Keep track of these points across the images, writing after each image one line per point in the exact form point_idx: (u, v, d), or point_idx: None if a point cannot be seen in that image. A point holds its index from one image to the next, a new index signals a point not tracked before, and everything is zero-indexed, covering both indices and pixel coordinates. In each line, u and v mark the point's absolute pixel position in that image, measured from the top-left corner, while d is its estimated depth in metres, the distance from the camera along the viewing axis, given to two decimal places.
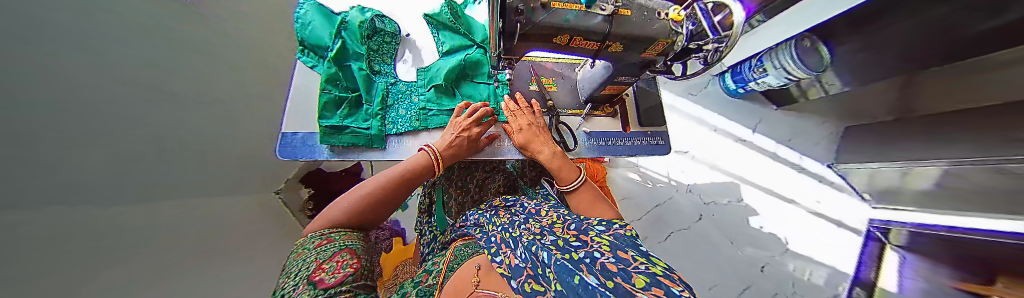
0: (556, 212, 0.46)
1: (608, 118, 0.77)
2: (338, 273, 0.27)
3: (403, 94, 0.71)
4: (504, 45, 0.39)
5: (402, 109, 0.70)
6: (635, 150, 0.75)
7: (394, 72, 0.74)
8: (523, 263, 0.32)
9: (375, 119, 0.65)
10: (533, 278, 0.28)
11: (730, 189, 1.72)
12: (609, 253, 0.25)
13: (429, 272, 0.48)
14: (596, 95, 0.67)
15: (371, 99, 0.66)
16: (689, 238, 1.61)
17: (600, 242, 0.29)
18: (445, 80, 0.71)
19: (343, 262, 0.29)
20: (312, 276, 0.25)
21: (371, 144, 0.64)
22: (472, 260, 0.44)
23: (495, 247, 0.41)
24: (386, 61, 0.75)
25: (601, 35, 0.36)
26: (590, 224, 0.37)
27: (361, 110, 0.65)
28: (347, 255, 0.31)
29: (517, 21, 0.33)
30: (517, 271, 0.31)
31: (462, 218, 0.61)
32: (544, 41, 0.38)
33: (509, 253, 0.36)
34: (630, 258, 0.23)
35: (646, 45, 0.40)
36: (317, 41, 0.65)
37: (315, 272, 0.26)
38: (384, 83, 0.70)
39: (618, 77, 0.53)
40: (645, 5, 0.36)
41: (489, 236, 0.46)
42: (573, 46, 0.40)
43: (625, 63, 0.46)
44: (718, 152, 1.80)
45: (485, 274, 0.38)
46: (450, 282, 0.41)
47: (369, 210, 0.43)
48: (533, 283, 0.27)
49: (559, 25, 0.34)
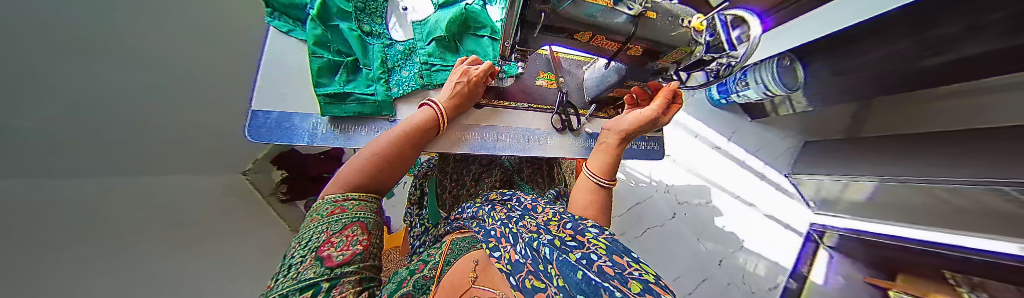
0: (552, 210, 0.46)
1: (609, 120, 0.77)
2: (346, 250, 0.27)
3: (402, 55, 0.65)
4: (521, 35, 0.36)
5: (406, 70, 0.64)
6: (631, 153, 0.78)
7: (388, 33, 0.68)
8: (523, 259, 0.32)
9: (378, 83, 0.59)
10: (533, 274, 0.27)
11: (703, 191, 1.86)
12: (605, 256, 0.24)
13: (425, 261, 0.48)
14: (603, 96, 0.66)
15: (369, 63, 0.60)
16: (662, 233, 1.74)
17: (596, 244, 0.28)
18: (445, 32, 0.67)
19: (353, 237, 0.29)
20: (321, 250, 0.26)
21: (379, 112, 0.58)
22: (471, 254, 0.44)
23: (493, 241, 0.40)
24: (376, 21, 0.67)
25: (625, 36, 0.35)
26: (585, 221, 0.37)
27: (360, 75, 0.59)
28: (357, 230, 0.31)
29: (542, 11, 0.31)
30: (517, 266, 0.31)
31: (456, 211, 0.59)
32: (565, 36, 0.36)
33: (509, 248, 0.36)
34: (628, 263, 0.21)
35: (663, 51, 0.40)
36: (289, 0, 0.58)
37: (324, 246, 0.26)
38: (379, 45, 0.64)
39: (628, 80, 0.52)
40: (669, 10, 0.35)
41: (487, 230, 0.45)
42: (592, 45, 0.38)
43: (641, 67, 0.46)
44: (695, 157, 1.94)
45: (483, 269, 0.38)
46: (448, 277, 0.41)
47: (386, 167, 0.42)
48: (534, 279, 0.26)
49: (583, 19, 0.32)
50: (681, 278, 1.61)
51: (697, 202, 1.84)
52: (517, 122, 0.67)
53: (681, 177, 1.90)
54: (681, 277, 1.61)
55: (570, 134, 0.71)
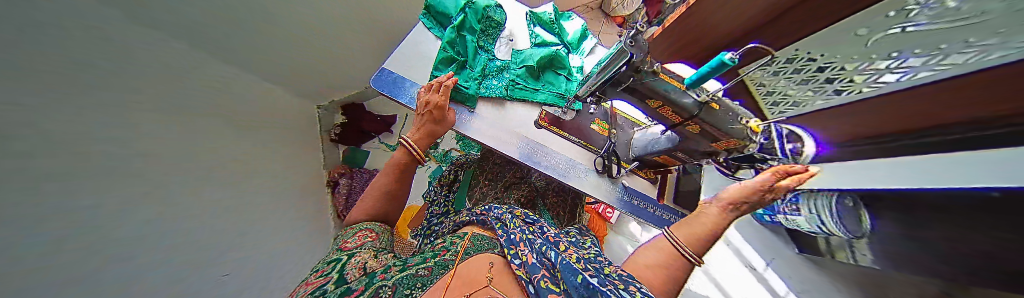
0: (575, 251, 0.47)
1: (648, 181, 0.80)
2: (359, 243, 0.44)
3: (498, 69, 0.81)
4: (602, 85, 0.45)
5: (496, 80, 0.79)
6: (658, 221, 0.75)
7: (494, 50, 0.85)
8: (539, 266, 0.38)
9: (473, 82, 0.74)
10: (545, 277, 0.36)
11: None
12: None
13: (447, 249, 0.47)
14: (647, 158, 0.69)
15: (473, 66, 0.77)
16: None
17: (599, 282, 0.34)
18: (536, 63, 0.81)
19: (362, 237, 0.46)
20: (341, 247, 0.43)
21: (465, 101, 0.72)
22: (485, 255, 0.44)
23: (514, 246, 0.43)
24: (490, 40, 0.86)
25: (689, 113, 0.41)
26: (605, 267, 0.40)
27: (464, 72, 0.76)
28: (365, 233, 0.47)
29: (631, 77, 0.40)
30: (534, 270, 0.38)
31: (481, 207, 0.63)
32: (639, 98, 0.44)
33: (529, 254, 0.41)
34: None
35: (720, 137, 0.44)
36: (443, 12, 0.81)
37: (343, 246, 0.43)
38: (484, 57, 0.81)
39: (676, 151, 0.57)
40: (730, 105, 0.41)
41: (509, 234, 0.47)
42: (657, 111, 0.45)
43: (693, 144, 0.51)
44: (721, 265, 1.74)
45: (499, 272, 0.40)
46: (468, 261, 0.42)
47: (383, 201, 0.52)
48: (547, 281, 0.36)
49: (660, 91, 0.40)
50: None
51: None
52: (564, 151, 0.73)
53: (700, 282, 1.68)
54: None
55: (609, 179, 0.74)
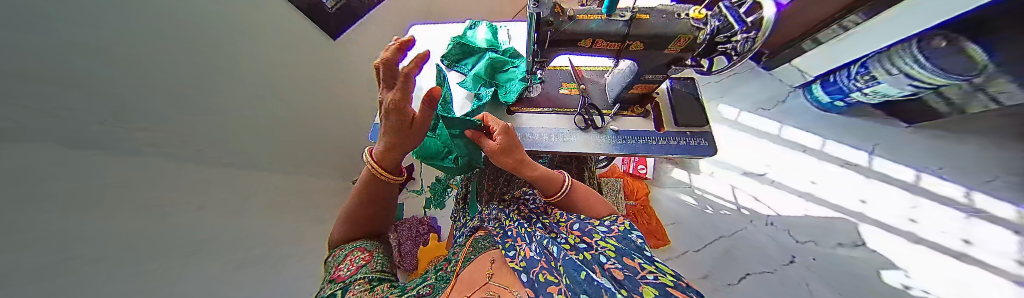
0: (562, 215, 0.50)
1: (638, 118, 0.68)
2: (352, 268, 0.44)
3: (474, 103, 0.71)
4: (534, 52, 0.47)
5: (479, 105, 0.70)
6: (668, 149, 0.62)
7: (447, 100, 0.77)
8: (537, 256, 0.38)
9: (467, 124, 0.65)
10: (545, 269, 0.34)
11: (838, 227, 1.29)
12: (615, 258, 0.33)
13: (450, 260, 0.51)
14: (624, 95, 0.65)
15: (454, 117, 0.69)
16: (775, 287, 1.22)
17: (606, 246, 0.37)
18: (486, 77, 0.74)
19: (353, 259, 0.46)
20: (333, 275, 0.44)
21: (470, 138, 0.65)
22: (489, 253, 0.47)
23: (509, 242, 0.45)
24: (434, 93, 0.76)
25: (620, 35, 0.42)
26: (594, 225, 0.44)
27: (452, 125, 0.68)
28: (359, 253, 0.48)
29: (547, 30, 0.42)
30: (531, 263, 0.37)
31: (488, 209, 0.66)
32: (571, 46, 0.46)
33: (523, 247, 0.41)
34: (637, 265, 0.31)
35: (667, 42, 0.44)
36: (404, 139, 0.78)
37: (336, 273, 0.44)
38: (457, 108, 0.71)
39: (644, 75, 0.53)
40: (665, 9, 0.41)
41: (504, 231, 0.49)
42: (596, 49, 0.46)
43: (651, 61, 0.49)
44: (804, 174, 1.47)
45: (498, 267, 0.42)
46: (471, 265, 0.44)
47: (360, 221, 0.55)
48: (547, 273, 0.33)
49: (583, 31, 0.42)
50: None
51: (834, 245, 1.26)
52: (541, 123, 0.69)
53: (791, 207, 1.40)
54: None
55: (595, 132, 0.66)
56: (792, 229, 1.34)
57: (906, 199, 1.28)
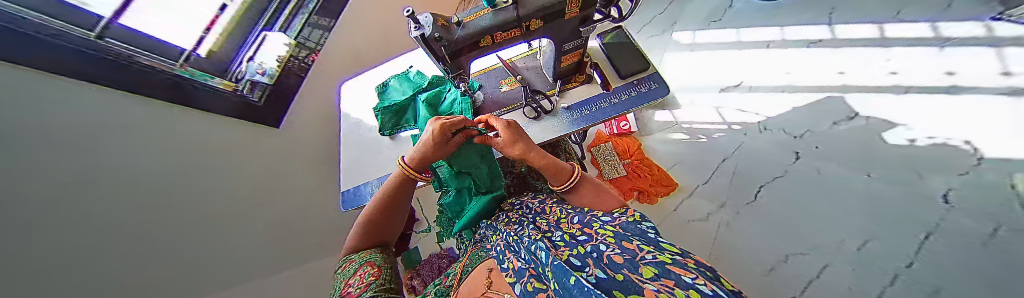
0: (559, 208, 0.48)
1: (584, 86, 0.67)
2: (362, 284, 0.39)
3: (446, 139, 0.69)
4: (449, 65, 0.53)
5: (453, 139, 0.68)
6: (624, 106, 0.61)
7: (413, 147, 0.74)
8: (525, 265, 0.34)
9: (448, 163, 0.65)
10: (534, 277, 0.31)
11: (827, 105, 1.28)
12: (614, 245, 0.28)
13: (448, 275, 0.51)
14: (559, 70, 0.62)
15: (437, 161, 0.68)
16: (788, 184, 1.23)
17: (604, 234, 0.32)
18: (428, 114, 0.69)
19: (363, 275, 0.41)
20: (345, 291, 0.39)
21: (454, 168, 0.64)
22: (485, 264, 0.45)
23: (502, 252, 0.42)
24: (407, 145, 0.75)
25: (512, 20, 0.46)
26: (595, 215, 0.40)
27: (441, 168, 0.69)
28: (366, 268, 0.43)
29: (440, 44, 0.48)
30: (521, 272, 0.33)
31: (478, 230, 0.61)
32: (476, 48, 0.51)
33: (513, 258, 0.38)
34: (636, 248, 0.24)
35: (559, 9, 0.46)
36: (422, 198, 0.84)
37: (346, 288, 0.39)
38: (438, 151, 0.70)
39: (560, 44, 0.53)
40: None
41: (496, 244, 0.46)
42: (501, 41, 0.51)
43: (559, 30, 0.51)
44: (775, 67, 1.47)
45: (496, 276, 0.39)
46: (464, 286, 0.42)
47: (379, 223, 0.54)
48: (535, 282, 0.29)
49: (477, 29, 0.47)
50: (867, 271, 1.00)
51: (828, 125, 1.25)
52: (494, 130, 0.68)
53: (774, 104, 1.40)
54: (873, 238, 1.02)
55: (547, 117, 0.65)
56: (786, 126, 1.33)
57: (880, 54, 1.30)
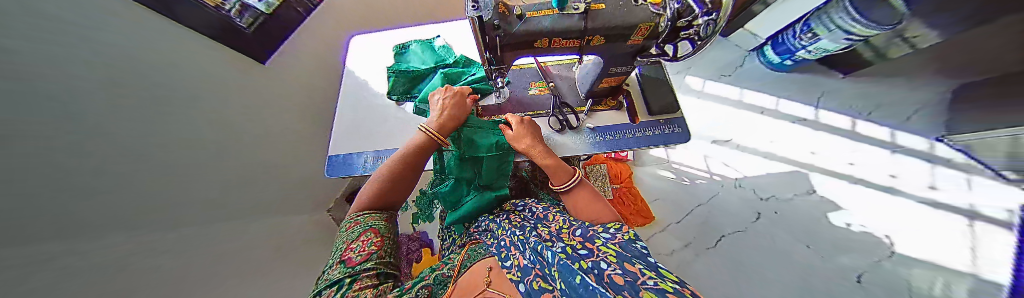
0: (563, 218, 0.46)
1: (611, 111, 0.67)
2: (365, 252, 0.35)
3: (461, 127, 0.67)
4: (493, 55, 0.50)
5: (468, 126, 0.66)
6: (645, 142, 0.62)
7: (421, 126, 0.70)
8: (531, 264, 0.33)
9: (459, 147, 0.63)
10: (539, 276, 0.29)
11: (797, 178, 1.42)
12: (616, 264, 0.25)
13: (446, 263, 0.47)
14: (596, 89, 0.62)
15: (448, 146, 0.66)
16: (747, 240, 1.34)
17: (605, 252, 0.30)
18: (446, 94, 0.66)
19: (366, 241, 0.38)
20: (345, 256, 0.35)
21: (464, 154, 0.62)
22: (484, 261, 0.43)
23: (505, 251, 0.40)
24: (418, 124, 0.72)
25: (577, 31, 0.43)
26: (598, 230, 0.38)
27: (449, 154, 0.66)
28: (371, 235, 0.40)
29: (496, 34, 0.45)
30: (525, 270, 0.32)
31: (476, 224, 0.59)
32: (527, 46, 0.48)
33: (517, 255, 0.37)
34: (638, 271, 0.22)
35: (626, 33, 0.44)
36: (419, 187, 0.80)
37: (347, 253, 0.36)
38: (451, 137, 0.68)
39: (610, 67, 0.53)
40: None
41: (499, 240, 0.45)
42: (554, 47, 0.49)
43: (615, 53, 0.49)
44: (764, 133, 1.60)
45: (496, 275, 0.38)
46: (460, 281, 0.40)
47: (390, 188, 0.50)
48: (541, 281, 0.27)
49: (537, 29, 0.44)
50: None
51: (791, 195, 1.39)
52: None
53: (754, 166, 1.52)
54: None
55: (569, 132, 0.64)
56: (757, 188, 1.47)
57: (848, 145, 1.45)
